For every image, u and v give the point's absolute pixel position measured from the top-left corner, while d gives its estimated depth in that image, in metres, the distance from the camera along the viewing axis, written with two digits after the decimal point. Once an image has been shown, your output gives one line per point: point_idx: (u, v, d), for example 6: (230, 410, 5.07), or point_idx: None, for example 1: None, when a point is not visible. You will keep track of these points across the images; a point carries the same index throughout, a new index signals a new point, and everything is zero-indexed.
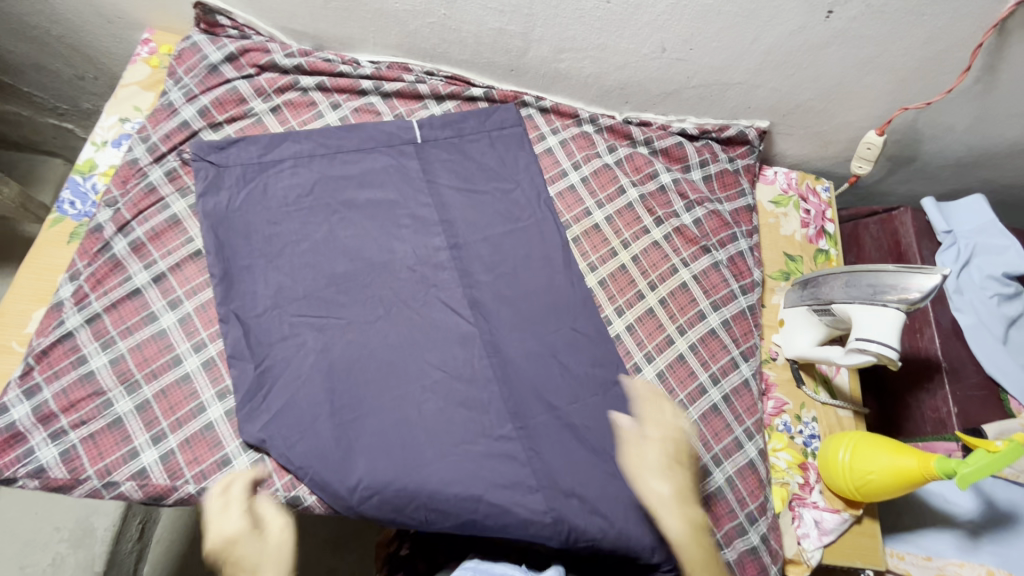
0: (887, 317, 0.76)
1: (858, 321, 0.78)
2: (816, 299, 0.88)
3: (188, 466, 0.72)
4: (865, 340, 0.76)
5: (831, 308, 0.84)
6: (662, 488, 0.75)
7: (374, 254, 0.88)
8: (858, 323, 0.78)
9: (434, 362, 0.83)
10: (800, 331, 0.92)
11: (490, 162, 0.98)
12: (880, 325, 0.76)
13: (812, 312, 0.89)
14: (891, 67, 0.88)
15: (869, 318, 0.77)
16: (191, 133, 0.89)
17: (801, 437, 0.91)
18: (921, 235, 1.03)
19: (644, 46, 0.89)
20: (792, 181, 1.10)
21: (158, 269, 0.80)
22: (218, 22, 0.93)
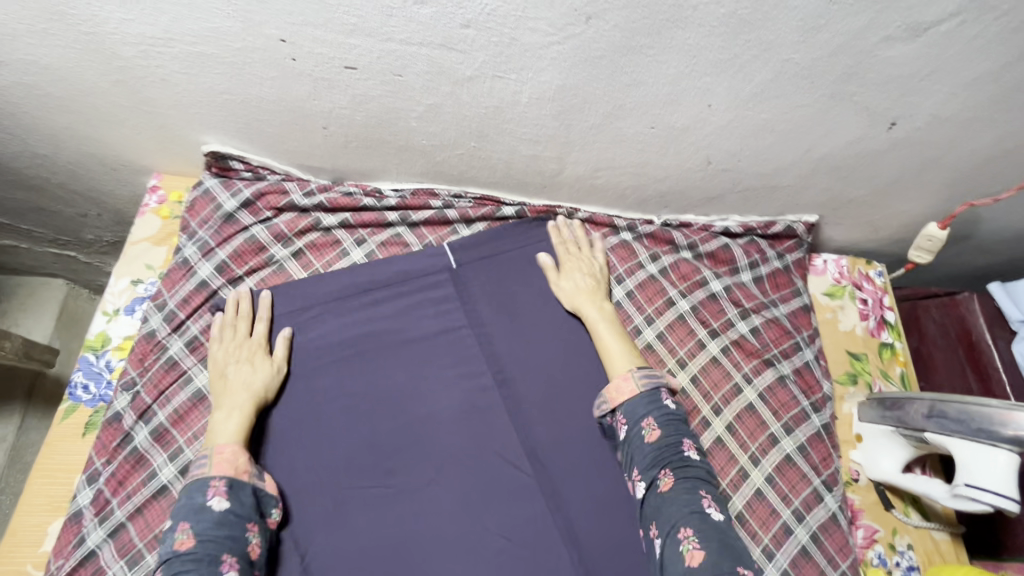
0: (1000, 461, 0.68)
1: (963, 461, 0.71)
2: (899, 421, 0.80)
3: (139, 535, 0.68)
4: (977, 487, 0.69)
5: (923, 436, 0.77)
6: (603, 315, 0.87)
7: (418, 406, 0.81)
8: (964, 465, 0.71)
9: (496, 529, 0.76)
10: (886, 454, 0.84)
11: (530, 286, 0.91)
12: (991, 471, 0.68)
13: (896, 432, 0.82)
14: (955, 167, 0.82)
15: (977, 463, 0.69)
16: (209, 293, 0.82)
17: (900, 570, 0.82)
18: (992, 323, 0.96)
19: (689, 161, 0.83)
20: (844, 269, 1.03)
21: (185, 458, 0.73)
22: (231, 166, 0.87)
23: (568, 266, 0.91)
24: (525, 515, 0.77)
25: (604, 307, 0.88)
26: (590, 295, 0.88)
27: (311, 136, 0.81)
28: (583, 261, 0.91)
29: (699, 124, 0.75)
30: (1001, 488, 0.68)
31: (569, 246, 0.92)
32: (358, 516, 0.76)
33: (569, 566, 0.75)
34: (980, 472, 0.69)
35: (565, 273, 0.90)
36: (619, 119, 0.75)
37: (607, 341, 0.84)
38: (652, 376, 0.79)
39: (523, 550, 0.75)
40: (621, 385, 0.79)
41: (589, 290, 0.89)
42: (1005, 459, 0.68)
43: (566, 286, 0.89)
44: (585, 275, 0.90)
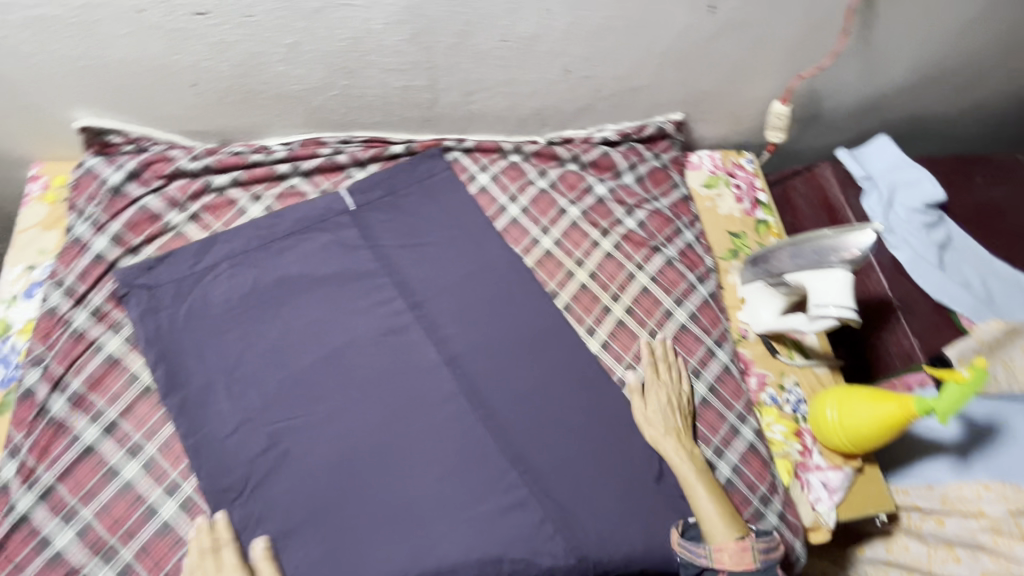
0: (836, 280, 0.80)
1: (811, 287, 0.82)
2: (767, 273, 0.91)
3: (110, 531, 0.69)
4: (821, 304, 0.80)
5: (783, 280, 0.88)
6: (693, 463, 0.81)
7: (334, 337, 0.85)
8: (811, 290, 0.82)
9: (424, 430, 0.80)
10: (763, 305, 0.95)
11: (429, 215, 0.96)
12: (831, 289, 0.80)
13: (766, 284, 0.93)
14: (779, 43, 0.92)
15: (820, 284, 0.81)
16: (109, 265, 0.83)
17: (789, 405, 0.93)
18: (844, 185, 1.09)
19: (549, 72, 0.90)
20: (717, 162, 1.14)
21: (108, 419, 0.75)
22: (110, 141, 0.88)
23: (652, 392, 0.87)
24: (450, 414, 0.82)
25: (695, 455, 0.82)
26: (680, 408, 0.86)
27: (183, 96, 0.83)
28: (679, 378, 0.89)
29: (545, 30, 0.82)
30: (839, 301, 0.79)
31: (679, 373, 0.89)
32: (290, 445, 0.77)
33: (497, 452, 0.80)
34: (822, 291, 0.80)
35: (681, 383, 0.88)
36: (472, 35, 0.81)
37: (698, 498, 0.78)
38: (768, 545, 0.77)
39: (452, 445, 0.80)
40: (738, 554, 0.74)
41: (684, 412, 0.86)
42: (841, 276, 0.79)
43: (653, 415, 0.85)
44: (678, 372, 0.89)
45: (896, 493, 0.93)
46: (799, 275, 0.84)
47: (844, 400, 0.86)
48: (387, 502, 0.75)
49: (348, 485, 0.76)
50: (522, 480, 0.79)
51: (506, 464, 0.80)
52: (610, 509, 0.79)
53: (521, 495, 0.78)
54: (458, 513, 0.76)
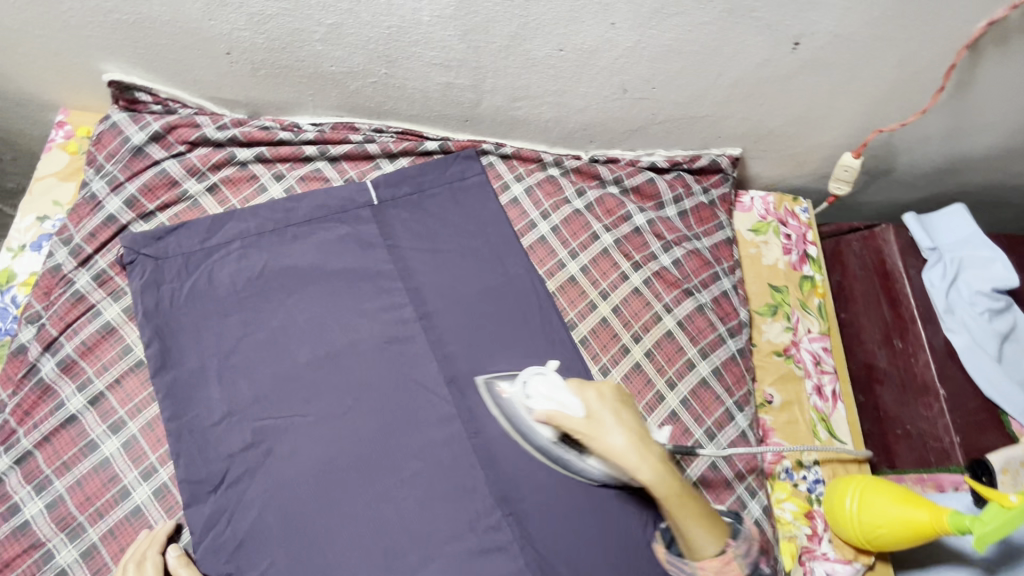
0: (550, 373, 0.75)
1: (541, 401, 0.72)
2: (552, 455, 0.75)
3: (80, 508, 0.68)
4: (573, 404, 0.71)
5: (557, 448, 0.75)
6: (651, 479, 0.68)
7: (335, 337, 0.80)
8: (549, 410, 0.71)
9: (412, 452, 0.76)
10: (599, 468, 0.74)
11: (464, 238, 0.90)
12: (553, 385, 0.72)
13: (578, 464, 0.75)
14: (862, 91, 0.83)
15: (540, 398, 0.72)
16: (118, 228, 0.81)
17: (805, 483, 0.87)
18: (905, 252, 0.99)
19: (604, 89, 0.83)
20: (769, 206, 1.05)
21: (95, 389, 0.73)
22: (137, 98, 0.84)
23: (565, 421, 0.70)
24: (441, 438, 0.78)
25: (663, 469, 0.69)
26: (633, 433, 0.70)
27: (216, 63, 0.79)
28: (592, 429, 0.69)
29: (605, 46, 0.75)
30: (576, 384, 0.72)
31: (596, 408, 0.71)
32: (273, 446, 0.74)
33: (485, 486, 0.76)
34: (558, 386, 0.72)
35: (584, 431, 0.69)
36: (526, 40, 0.74)
37: (682, 518, 0.68)
38: (749, 544, 0.72)
39: (439, 471, 0.76)
40: (720, 569, 0.69)
41: (639, 438, 0.70)
42: (540, 380, 0.74)
43: (610, 437, 0.69)
44: (602, 398, 0.72)
45: None
46: (533, 412, 0.72)
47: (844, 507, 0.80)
48: (363, 522, 0.72)
49: (327, 497, 0.72)
50: (506, 519, 0.75)
51: (492, 500, 0.76)
52: (594, 566, 0.74)
53: (502, 535, 0.74)
54: (432, 546, 0.72)
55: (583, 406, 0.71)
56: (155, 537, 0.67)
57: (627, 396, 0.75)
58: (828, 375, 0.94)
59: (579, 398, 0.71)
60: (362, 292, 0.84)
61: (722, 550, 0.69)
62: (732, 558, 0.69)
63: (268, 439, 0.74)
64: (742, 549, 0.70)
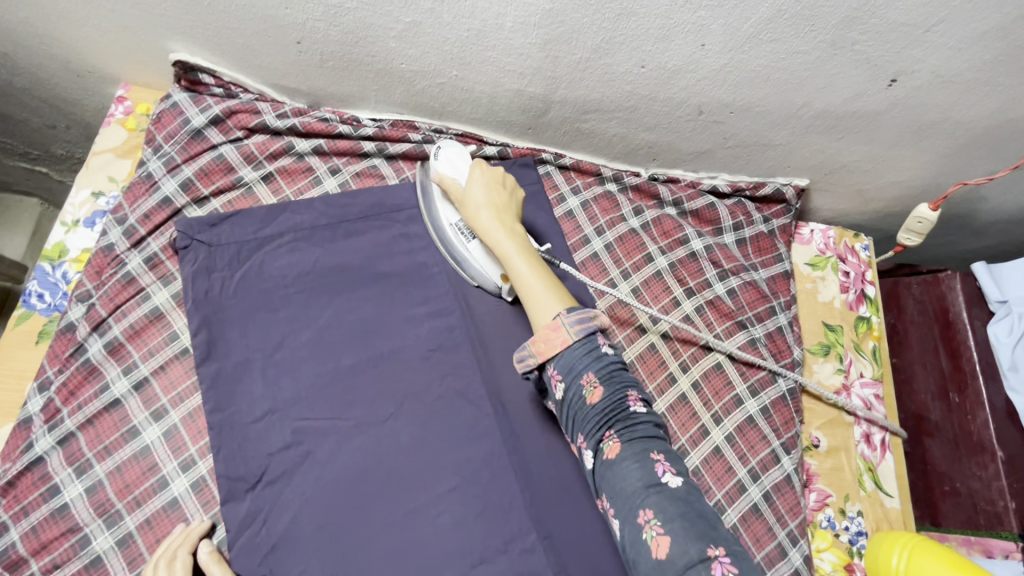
0: (463, 150, 0.80)
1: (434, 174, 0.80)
2: (447, 242, 0.81)
3: (119, 495, 0.67)
4: (461, 176, 0.78)
5: (454, 232, 0.80)
6: (510, 237, 0.74)
7: (381, 341, 0.79)
8: (444, 173, 0.78)
9: (450, 467, 0.74)
10: (479, 258, 0.79)
11: None
12: (456, 155, 0.79)
13: (464, 251, 0.80)
14: (951, 134, 0.79)
15: (445, 162, 0.79)
16: (173, 211, 0.80)
17: (847, 534, 0.84)
18: (971, 301, 0.94)
19: (679, 109, 0.80)
20: (829, 240, 1.01)
21: (140, 374, 0.72)
22: (200, 80, 0.83)
23: (447, 181, 0.78)
24: (481, 455, 0.76)
25: (516, 231, 0.74)
26: (497, 210, 0.75)
27: (285, 52, 0.77)
28: (464, 198, 0.76)
29: (690, 66, 0.71)
30: (475, 160, 0.78)
31: (473, 177, 0.77)
32: (313, 448, 0.72)
33: (522, 509, 0.74)
34: (461, 157, 0.79)
35: (459, 196, 0.77)
36: (608, 54, 0.71)
37: (516, 264, 0.72)
38: (585, 316, 0.65)
39: (477, 489, 0.74)
40: (549, 336, 0.64)
41: (498, 209, 0.75)
42: (452, 148, 0.80)
43: (472, 194, 0.76)
44: (484, 176, 0.77)
45: None
46: (433, 174, 0.80)
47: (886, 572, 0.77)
48: (398, 534, 0.70)
49: (363, 505, 0.71)
50: (541, 546, 0.73)
51: (528, 524, 0.74)
52: None
53: (536, 561, 0.72)
54: (466, 566, 0.71)
55: (467, 180, 0.77)
56: (189, 536, 0.65)
57: (514, 193, 0.79)
58: (879, 423, 0.91)
59: (467, 170, 0.78)
60: (410, 296, 0.82)
61: (558, 326, 0.64)
62: (559, 324, 0.64)
63: (308, 440, 0.72)
64: (573, 317, 0.64)
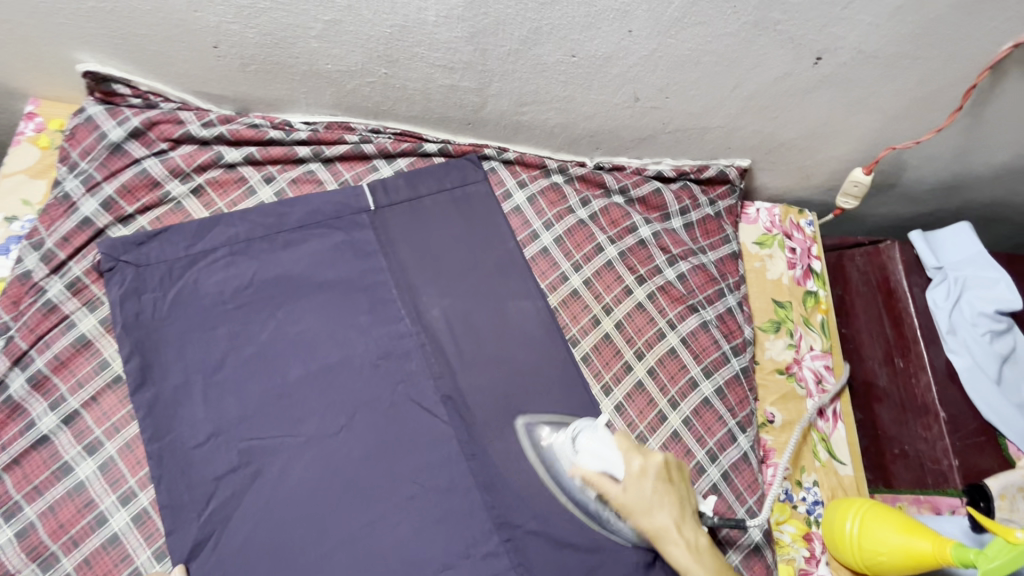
0: (600, 429, 0.74)
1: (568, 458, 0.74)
2: (593, 514, 0.74)
3: (53, 536, 0.64)
4: (619, 470, 0.71)
5: (599, 507, 0.74)
6: (689, 550, 0.69)
7: (328, 352, 0.77)
8: (589, 469, 0.72)
9: (408, 475, 0.73)
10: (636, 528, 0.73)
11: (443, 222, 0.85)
12: (600, 444, 0.73)
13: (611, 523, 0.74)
14: (879, 108, 0.80)
15: (586, 454, 0.73)
16: (94, 232, 0.75)
17: (804, 505, 0.86)
18: (910, 269, 0.98)
19: (615, 97, 0.79)
20: (775, 218, 1.03)
21: (69, 407, 0.69)
22: (115, 91, 0.79)
23: (604, 488, 0.71)
24: (438, 459, 0.75)
25: (698, 543, 0.69)
26: (676, 514, 0.70)
27: (201, 56, 0.74)
28: (632, 506, 0.70)
29: (621, 53, 0.71)
30: (623, 443, 0.72)
31: (636, 471, 0.71)
32: (263, 469, 0.70)
33: (483, 511, 0.73)
34: (606, 445, 0.73)
35: (619, 499, 0.71)
36: (537, 45, 0.70)
37: None
38: None
39: (436, 495, 0.73)
40: None
41: (676, 516, 0.70)
42: (590, 433, 0.74)
43: (644, 494, 0.70)
44: (647, 466, 0.71)
45: None
46: (573, 467, 0.73)
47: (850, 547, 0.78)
48: (357, 550, 0.69)
49: (318, 522, 0.69)
50: (504, 547, 0.72)
51: (489, 525, 0.73)
52: None
53: (499, 563, 0.72)
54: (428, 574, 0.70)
55: (627, 480, 0.71)
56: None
57: (673, 464, 0.73)
58: (829, 394, 0.93)
59: (619, 459, 0.71)
60: (356, 304, 0.80)
61: None
62: None
63: (257, 460, 0.70)
64: None
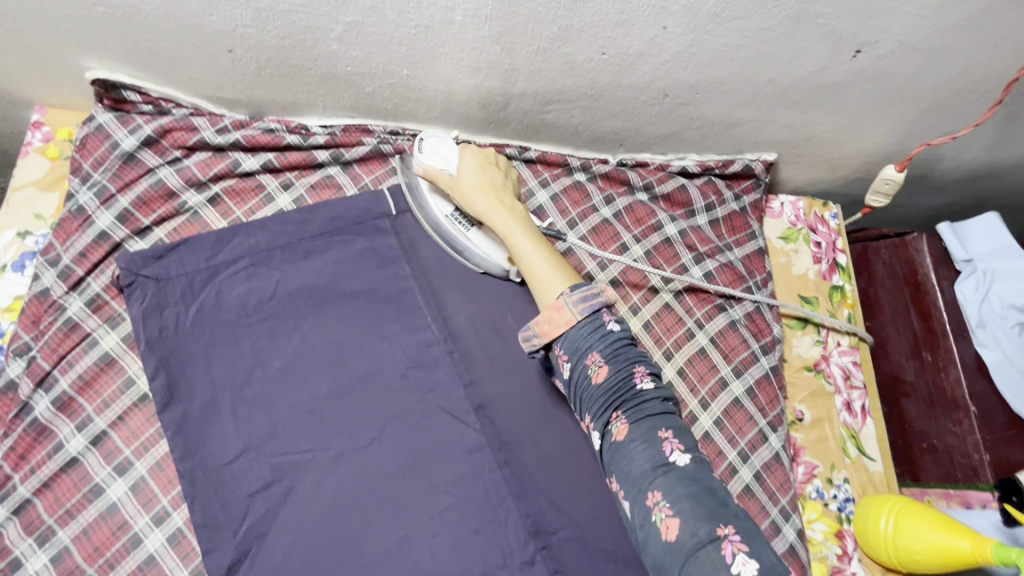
0: (443, 138, 0.79)
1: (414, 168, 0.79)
2: (446, 235, 0.80)
3: (88, 559, 0.63)
4: (449, 161, 0.77)
5: (450, 223, 0.79)
6: (515, 221, 0.76)
7: (355, 363, 0.75)
8: (429, 163, 0.77)
9: (441, 486, 0.72)
10: (481, 246, 0.79)
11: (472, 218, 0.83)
12: (440, 145, 0.78)
13: (464, 241, 0.80)
14: (915, 100, 0.78)
15: (429, 153, 0.77)
16: (112, 246, 0.73)
17: (836, 502, 0.86)
18: (938, 263, 0.97)
19: (644, 94, 0.77)
20: (800, 211, 1.01)
21: (96, 427, 0.67)
22: (125, 98, 0.76)
23: (437, 177, 0.77)
24: (471, 471, 0.74)
25: (515, 213, 0.76)
26: (494, 193, 0.77)
27: (216, 61, 0.71)
28: (457, 186, 0.77)
29: (652, 50, 0.69)
30: (461, 145, 0.79)
31: (464, 160, 0.78)
32: (296, 485, 0.69)
33: (519, 521, 0.73)
34: (447, 147, 0.78)
35: (452, 186, 0.77)
36: (567, 43, 0.67)
37: (529, 259, 0.74)
38: (588, 293, 0.68)
39: (471, 506, 0.72)
40: (554, 317, 0.67)
41: (496, 197, 0.76)
42: (435, 140, 0.78)
43: (467, 172, 0.77)
44: (475, 159, 0.78)
45: None
46: (417, 166, 0.77)
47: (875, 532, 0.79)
48: (393, 564, 0.68)
49: (353, 537, 0.68)
50: (540, 556, 0.72)
51: (525, 534, 0.72)
52: None
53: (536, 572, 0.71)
54: None
55: (458, 166, 0.77)
56: None
57: (503, 171, 0.80)
58: (858, 390, 0.92)
59: (455, 157, 0.77)
60: (382, 312, 0.78)
61: (570, 313, 0.67)
62: (564, 303, 0.67)
63: (290, 477, 0.69)
64: (581, 301, 0.67)
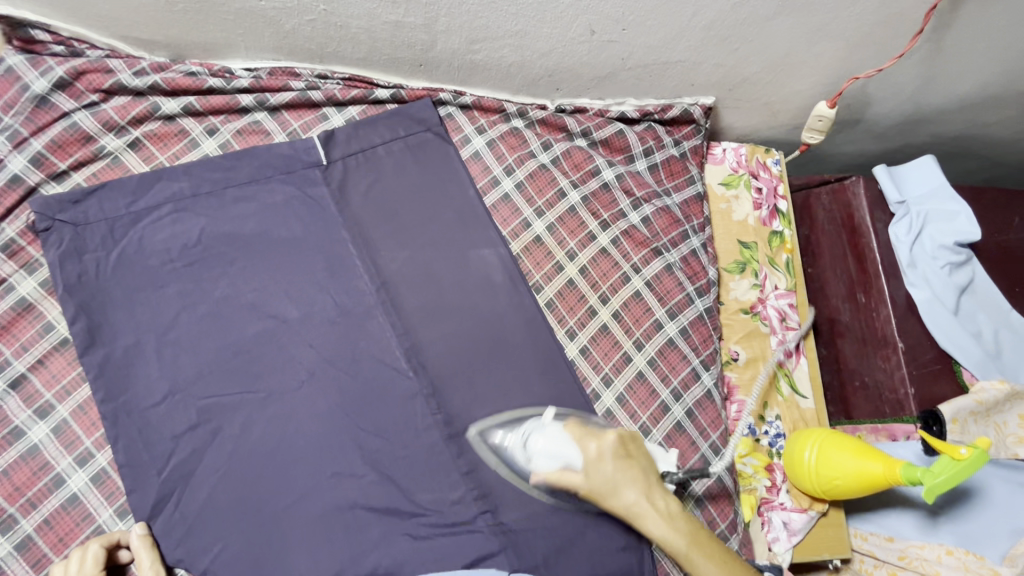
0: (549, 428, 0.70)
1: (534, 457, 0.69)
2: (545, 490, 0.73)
3: (9, 498, 0.65)
4: (574, 458, 0.67)
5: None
6: (669, 522, 0.65)
7: (284, 309, 0.75)
8: (551, 469, 0.68)
9: (371, 427, 0.73)
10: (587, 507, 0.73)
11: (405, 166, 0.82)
12: (553, 441, 0.69)
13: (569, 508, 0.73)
14: (841, 36, 0.78)
15: (548, 454, 0.68)
16: (26, 191, 0.72)
17: (767, 438, 0.89)
18: (873, 205, 0.98)
19: (570, 30, 0.76)
20: (741, 158, 1.01)
21: (15, 372, 0.68)
22: (34, 38, 0.73)
23: (564, 480, 0.67)
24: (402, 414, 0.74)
25: (671, 511, 0.66)
26: (642, 488, 0.67)
27: None
28: (594, 490, 0.67)
29: None
30: (580, 431, 0.69)
31: (593, 458, 0.67)
32: (223, 428, 0.69)
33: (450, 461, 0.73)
34: (562, 441, 0.68)
35: (585, 489, 0.67)
36: None
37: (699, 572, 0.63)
38: None
39: (401, 447, 0.73)
40: None
41: (648, 494, 0.67)
42: (540, 436, 0.69)
43: (609, 474, 0.67)
44: (612, 453, 0.68)
45: (854, 536, 0.89)
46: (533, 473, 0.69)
47: (803, 464, 0.82)
48: (322, 500, 0.69)
49: (282, 475, 0.69)
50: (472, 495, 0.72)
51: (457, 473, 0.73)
52: (564, 535, 0.73)
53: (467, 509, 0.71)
54: (396, 524, 0.70)
55: (585, 466, 0.67)
56: (107, 535, 0.64)
57: (643, 456, 0.70)
58: (792, 331, 0.94)
59: (576, 453, 0.68)
60: (311, 258, 0.77)
61: None
62: None
63: (216, 419, 0.69)
64: None
